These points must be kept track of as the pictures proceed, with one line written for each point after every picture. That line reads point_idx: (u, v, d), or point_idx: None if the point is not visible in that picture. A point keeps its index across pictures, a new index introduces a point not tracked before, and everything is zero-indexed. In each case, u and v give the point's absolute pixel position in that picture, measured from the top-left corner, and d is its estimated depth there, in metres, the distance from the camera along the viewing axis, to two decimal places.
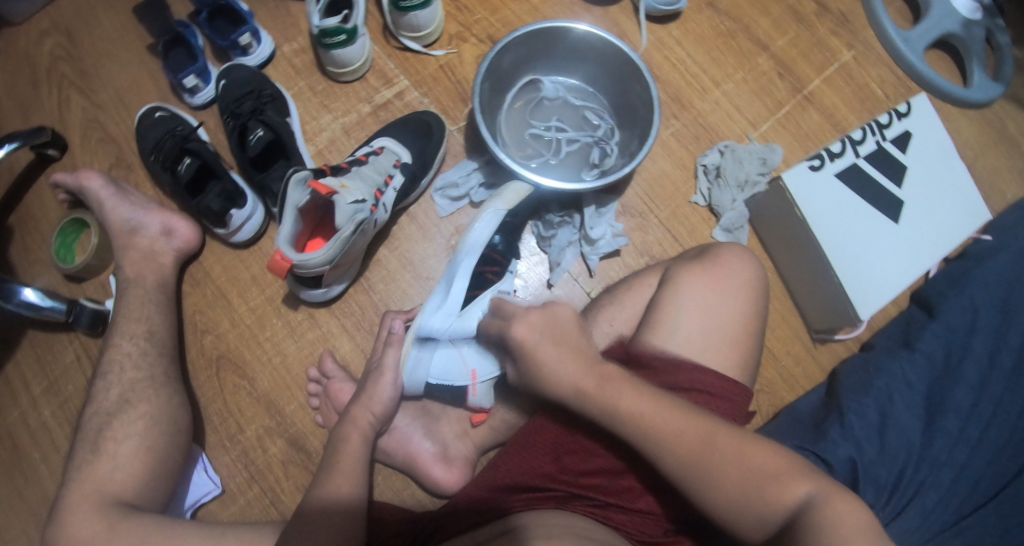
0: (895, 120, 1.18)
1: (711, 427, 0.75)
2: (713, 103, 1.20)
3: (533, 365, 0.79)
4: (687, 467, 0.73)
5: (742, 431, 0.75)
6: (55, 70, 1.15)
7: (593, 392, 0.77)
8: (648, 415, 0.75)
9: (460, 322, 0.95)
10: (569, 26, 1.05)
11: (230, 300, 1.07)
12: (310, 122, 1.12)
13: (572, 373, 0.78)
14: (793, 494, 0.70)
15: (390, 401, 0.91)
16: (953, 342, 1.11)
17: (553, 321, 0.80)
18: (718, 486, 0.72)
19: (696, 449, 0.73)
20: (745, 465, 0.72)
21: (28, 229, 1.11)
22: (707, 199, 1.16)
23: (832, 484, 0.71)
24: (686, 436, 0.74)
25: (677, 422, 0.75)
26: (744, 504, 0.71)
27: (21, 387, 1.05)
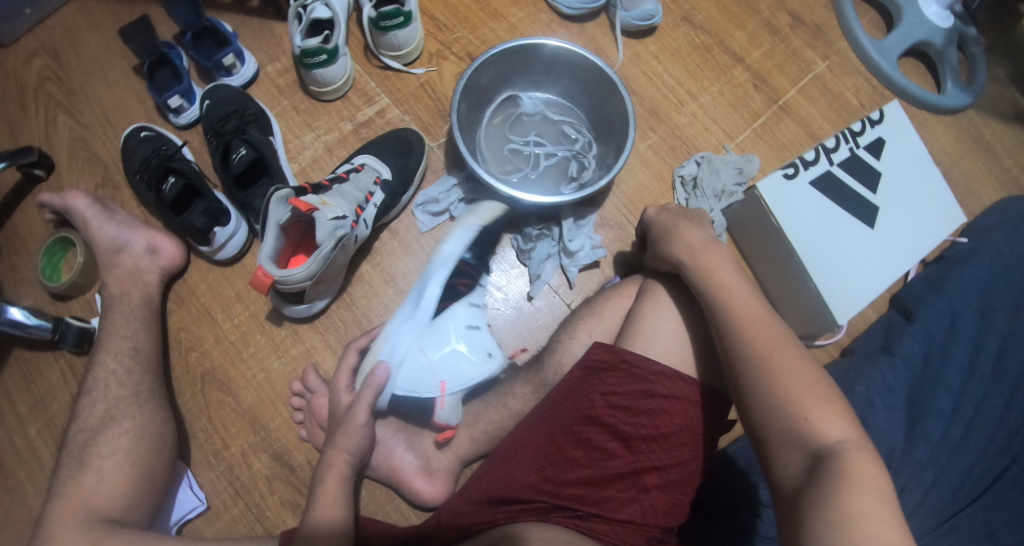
0: (868, 127, 1.20)
1: (779, 335, 0.81)
2: (690, 115, 1.22)
3: (668, 232, 0.97)
4: (755, 359, 0.80)
5: (811, 359, 0.80)
6: (42, 92, 1.16)
7: (705, 258, 0.91)
8: (761, 327, 0.82)
9: (429, 333, 1.02)
10: (543, 41, 1.07)
11: (215, 317, 1.08)
12: (293, 140, 1.13)
13: (685, 239, 0.95)
14: (831, 432, 0.74)
15: (364, 439, 0.91)
16: (932, 346, 1.12)
17: (699, 215, 0.99)
18: (777, 383, 0.78)
19: (767, 348, 0.80)
20: (802, 378, 0.78)
21: (14, 250, 1.12)
22: (685, 210, 1.18)
23: (863, 438, 0.74)
24: (763, 336, 0.81)
25: (756, 313, 0.84)
26: (783, 415, 0.76)
27: (7, 406, 1.06)
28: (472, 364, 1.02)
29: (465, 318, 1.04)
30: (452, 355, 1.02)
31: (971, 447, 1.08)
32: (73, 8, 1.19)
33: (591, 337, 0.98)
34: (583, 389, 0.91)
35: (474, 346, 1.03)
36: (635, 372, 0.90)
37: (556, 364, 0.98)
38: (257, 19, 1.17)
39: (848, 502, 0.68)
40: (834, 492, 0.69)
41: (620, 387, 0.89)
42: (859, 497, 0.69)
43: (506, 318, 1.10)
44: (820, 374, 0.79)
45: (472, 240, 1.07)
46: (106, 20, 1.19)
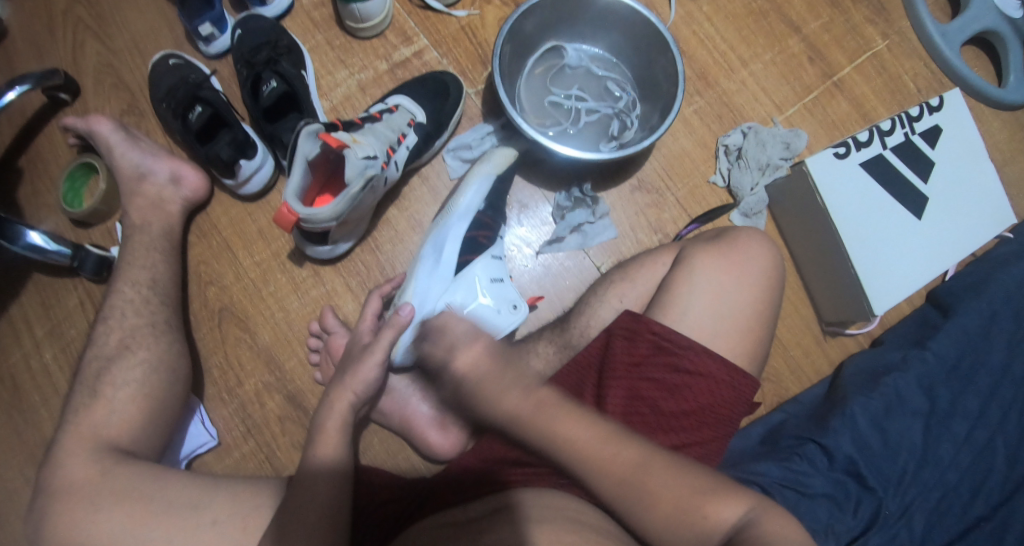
0: (925, 113, 1.14)
1: (643, 457, 0.75)
2: (740, 83, 1.17)
3: (474, 394, 0.75)
4: (624, 492, 0.74)
5: (673, 457, 0.76)
6: (71, 13, 1.12)
7: (534, 418, 0.75)
8: (593, 450, 0.75)
9: (453, 288, 0.94)
10: None
11: (236, 252, 1.05)
12: (326, 76, 1.09)
13: (503, 396, 0.74)
14: (724, 517, 0.72)
15: (375, 378, 0.86)
16: (967, 344, 1.08)
17: (495, 355, 0.75)
18: (653, 506, 0.73)
19: (628, 476, 0.74)
20: (676, 486, 0.74)
21: (37, 172, 1.10)
22: (726, 180, 1.13)
23: (756, 500, 0.74)
24: (618, 465, 0.74)
25: (602, 450, 0.75)
26: (678, 529, 0.72)
27: (25, 329, 1.05)
28: (500, 316, 0.94)
29: (488, 272, 0.96)
30: (478, 309, 0.93)
31: (993, 452, 1.04)
32: None
33: (622, 303, 0.96)
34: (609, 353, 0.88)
35: (499, 298, 0.95)
36: (662, 343, 0.87)
37: (583, 326, 0.97)
38: None
39: None
40: None
41: (645, 358, 0.87)
42: None
43: (532, 275, 1.07)
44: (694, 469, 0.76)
45: (490, 190, 1.00)
46: None
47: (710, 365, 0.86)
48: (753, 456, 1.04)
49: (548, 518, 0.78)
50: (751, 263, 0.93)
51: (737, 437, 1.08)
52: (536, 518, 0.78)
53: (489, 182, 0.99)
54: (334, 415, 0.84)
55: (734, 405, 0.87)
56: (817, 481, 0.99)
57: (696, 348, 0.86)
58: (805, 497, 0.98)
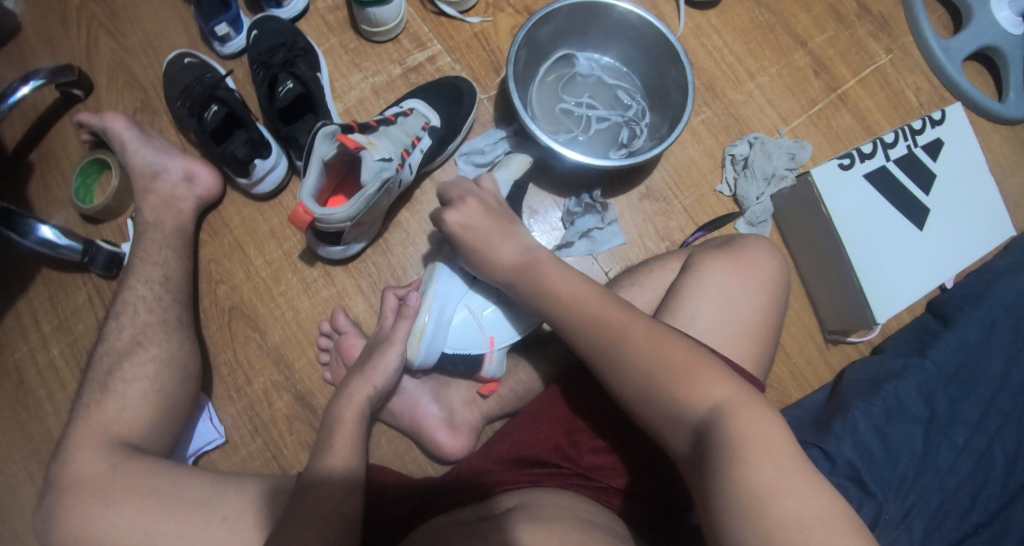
0: (928, 126, 1.15)
1: (627, 318, 0.78)
2: (747, 94, 1.19)
3: (473, 240, 0.86)
4: (602, 350, 0.78)
5: (656, 325, 0.77)
6: (85, 11, 1.13)
7: (517, 280, 0.85)
8: (575, 300, 0.81)
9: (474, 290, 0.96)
10: (616, 3, 1.05)
11: (247, 252, 1.06)
12: (340, 80, 1.10)
13: (498, 250, 0.86)
14: (702, 394, 0.70)
15: (394, 372, 0.87)
16: (967, 354, 1.09)
17: (497, 209, 0.87)
18: (633, 361, 0.75)
19: (609, 328, 0.78)
20: (655, 352, 0.74)
21: (47, 168, 1.09)
22: (733, 189, 1.14)
23: (748, 392, 0.70)
24: (601, 320, 0.79)
25: (596, 312, 0.79)
26: (653, 393, 0.73)
27: (33, 324, 1.05)
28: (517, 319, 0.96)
29: None
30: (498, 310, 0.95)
31: (991, 459, 1.06)
32: None
33: (632, 308, 0.96)
34: None
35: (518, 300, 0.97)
36: None
37: None
38: None
39: (749, 477, 0.64)
40: (732, 457, 0.66)
41: None
42: (752, 450, 0.65)
43: None
44: (687, 344, 0.75)
45: (508, 195, 1.00)
46: None
47: None
48: None
49: (558, 518, 0.78)
50: (757, 272, 0.95)
51: None
52: (547, 517, 0.79)
53: (507, 187, 1.00)
54: (352, 406, 0.84)
55: None
56: None
57: None
58: None
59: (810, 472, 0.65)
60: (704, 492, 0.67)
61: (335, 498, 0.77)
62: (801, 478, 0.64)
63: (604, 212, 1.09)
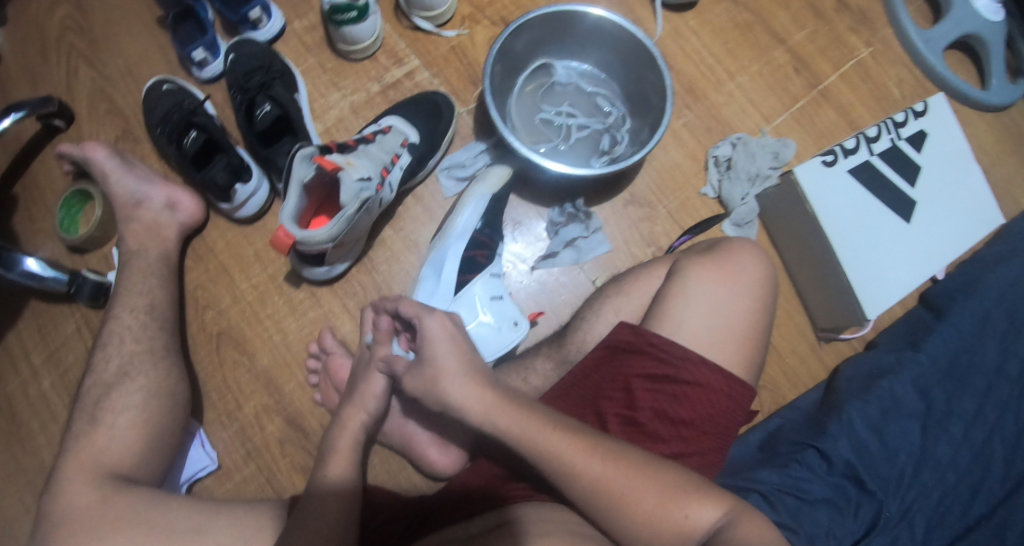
0: (910, 118, 1.14)
1: (616, 458, 0.74)
2: (727, 95, 1.18)
3: (434, 381, 0.79)
4: (598, 495, 0.73)
5: (647, 460, 0.75)
6: (65, 41, 1.14)
7: (506, 420, 0.76)
8: (562, 448, 0.74)
9: (456, 306, 0.97)
10: (587, 11, 1.05)
11: (233, 276, 1.06)
12: (319, 100, 1.10)
13: (460, 385, 0.78)
14: (702, 518, 0.71)
15: (384, 395, 0.86)
16: (961, 346, 1.08)
17: (458, 333, 0.82)
18: (632, 513, 0.72)
19: (588, 477, 0.73)
20: (653, 489, 0.72)
21: (32, 199, 1.09)
22: (717, 192, 1.14)
23: (733, 499, 0.73)
24: (596, 468, 0.73)
25: (576, 446, 0.74)
26: (657, 529, 0.71)
27: (23, 356, 1.05)
28: (501, 334, 0.98)
29: (487, 289, 0.99)
30: (480, 327, 0.97)
31: (991, 451, 1.05)
32: None
33: (618, 317, 0.96)
34: (609, 368, 0.89)
35: (500, 315, 0.98)
36: (660, 356, 0.87)
37: (580, 342, 0.97)
38: None
39: None
40: None
41: (643, 370, 0.87)
42: None
43: (525, 291, 1.08)
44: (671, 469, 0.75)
45: (487, 209, 1.01)
46: None
47: (707, 375, 0.87)
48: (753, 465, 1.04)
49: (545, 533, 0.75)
50: (743, 275, 0.94)
51: (734, 447, 1.08)
52: (534, 532, 0.76)
53: (484, 202, 1.00)
54: (345, 434, 0.84)
55: (731, 416, 0.87)
56: (816, 486, 0.99)
57: (692, 359, 0.87)
58: (805, 502, 0.97)
59: None
60: None
61: (325, 523, 0.77)
62: None
63: (588, 221, 1.09)
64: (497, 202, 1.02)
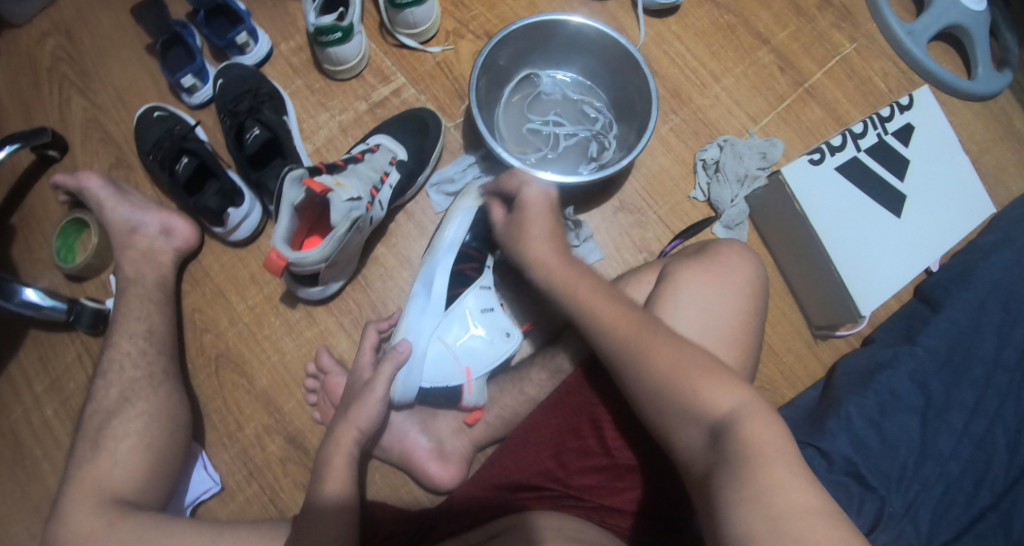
0: (896, 113, 1.13)
1: (647, 323, 0.78)
2: (713, 97, 1.19)
3: (520, 233, 0.85)
4: (625, 348, 0.76)
5: (676, 335, 0.77)
6: (56, 72, 1.15)
7: (552, 266, 0.83)
8: (598, 302, 0.80)
9: (446, 321, 0.96)
10: (567, 19, 1.06)
11: (229, 298, 1.07)
12: (308, 120, 1.11)
13: (540, 241, 0.84)
14: (720, 401, 0.69)
15: (378, 414, 0.86)
16: (957, 337, 1.07)
17: (553, 202, 0.86)
18: (651, 367, 0.74)
19: (627, 335, 0.77)
20: (673, 351, 0.74)
21: (29, 229, 1.10)
22: (706, 195, 1.15)
23: (761, 401, 0.69)
24: (623, 324, 0.78)
25: (615, 310, 0.79)
26: (669, 390, 0.72)
27: (25, 386, 1.06)
28: (493, 347, 0.96)
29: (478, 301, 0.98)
30: (472, 341, 0.96)
31: (993, 441, 1.04)
32: None
33: None
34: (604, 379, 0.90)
35: (492, 328, 0.97)
36: None
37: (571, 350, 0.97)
38: None
39: (758, 472, 0.62)
40: (746, 461, 0.63)
41: None
42: (768, 464, 0.62)
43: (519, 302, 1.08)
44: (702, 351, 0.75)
45: (475, 222, 0.99)
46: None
47: None
48: None
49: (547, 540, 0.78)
50: (734, 278, 0.95)
51: None
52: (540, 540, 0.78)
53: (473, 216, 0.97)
54: (340, 450, 0.84)
55: None
56: None
57: None
58: None
59: (807, 470, 0.63)
60: (713, 495, 0.64)
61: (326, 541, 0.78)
62: (802, 475, 0.62)
63: (579, 229, 1.08)
64: (485, 214, 0.98)
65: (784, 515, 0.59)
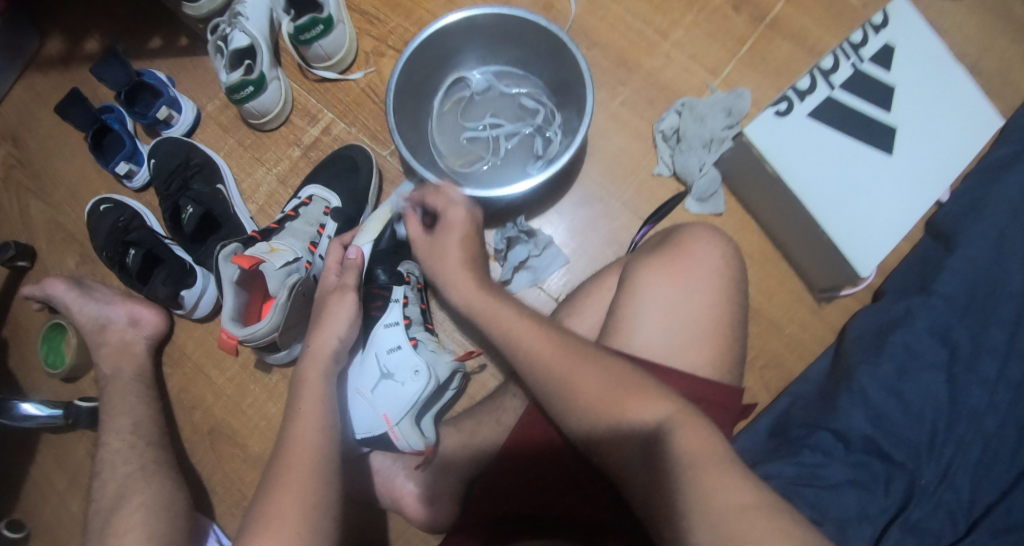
0: (871, 35, 0.99)
1: (566, 343, 0.74)
2: (663, 57, 1.08)
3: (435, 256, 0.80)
4: (549, 377, 0.73)
5: (599, 351, 0.74)
6: (11, 180, 1.15)
7: (476, 299, 0.77)
8: (528, 340, 0.74)
9: (360, 374, 0.90)
10: (476, 13, 0.97)
11: (209, 373, 1.08)
12: (246, 179, 1.09)
13: (455, 269, 0.78)
14: (647, 414, 0.68)
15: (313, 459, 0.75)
16: (981, 276, 0.95)
17: (474, 226, 0.81)
18: (575, 395, 0.71)
19: (550, 360, 0.73)
20: (599, 377, 0.72)
21: (19, 339, 1.13)
22: (671, 168, 1.05)
23: (687, 405, 0.69)
24: (541, 343, 0.74)
25: (535, 332, 0.75)
26: (599, 417, 0.70)
27: (48, 487, 1.11)
28: (405, 386, 0.87)
29: (385, 343, 0.92)
30: (385, 386, 0.88)
31: None
32: (21, 90, 1.16)
33: None
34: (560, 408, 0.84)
35: (400, 367, 0.89)
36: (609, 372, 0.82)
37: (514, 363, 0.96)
38: (190, 58, 1.13)
39: (697, 483, 0.62)
40: (681, 480, 0.63)
41: None
42: (707, 476, 0.62)
43: None
44: (623, 365, 0.73)
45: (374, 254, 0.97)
46: (51, 93, 1.16)
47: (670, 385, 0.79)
48: (762, 457, 0.92)
49: None
50: (698, 270, 0.86)
51: (742, 438, 0.97)
52: None
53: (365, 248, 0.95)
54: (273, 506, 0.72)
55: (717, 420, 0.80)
56: (837, 470, 0.87)
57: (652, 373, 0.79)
58: (826, 491, 0.85)
59: (744, 470, 0.64)
60: (666, 508, 0.64)
61: None
62: (735, 477, 0.63)
63: (535, 238, 1.03)
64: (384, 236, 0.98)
65: (725, 523, 0.60)
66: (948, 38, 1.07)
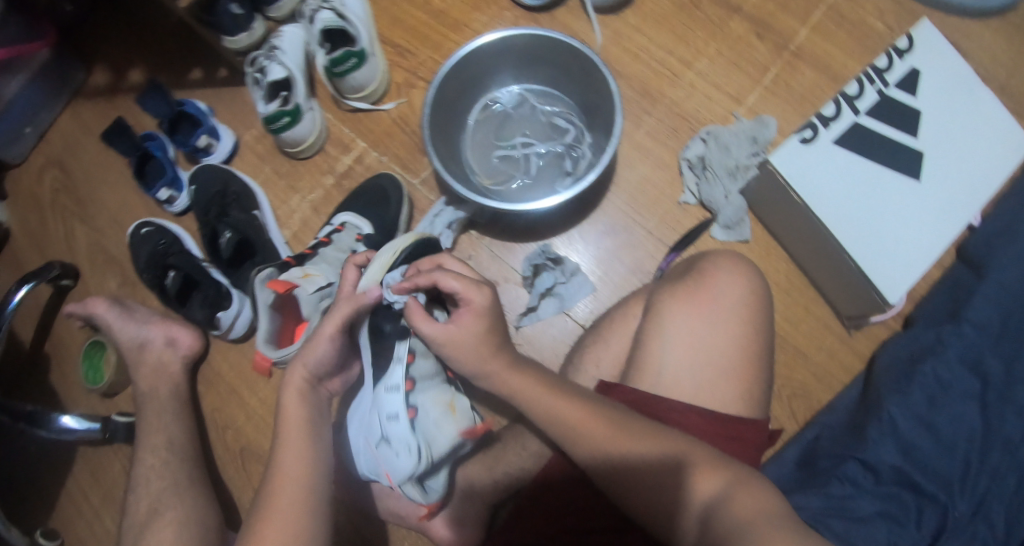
0: (896, 60, 1.00)
1: (597, 410, 0.75)
2: (688, 86, 1.09)
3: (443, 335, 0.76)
4: (594, 451, 0.73)
5: (645, 421, 0.74)
6: (57, 204, 1.20)
7: (507, 377, 0.78)
8: (567, 414, 0.75)
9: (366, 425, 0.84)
10: (510, 34, 0.99)
11: (241, 394, 1.12)
12: (281, 207, 1.13)
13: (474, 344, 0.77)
14: (702, 488, 0.68)
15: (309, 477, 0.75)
16: (1013, 303, 0.94)
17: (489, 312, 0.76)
18: (624, 467, 0.72)
19: (587, 434, 0.74)
20: (645, 447, 0.72)
21: (61, 358, 1.18)
22: (697, 196, 1.06)
23: (736, 471, 0.69)
24: (575, 412, 0.75)
25: (571, 408, 0.75)
26: (648, 488, 0.71)
27: (84, 502, 1.14)
28: (398, 458, 0.78)
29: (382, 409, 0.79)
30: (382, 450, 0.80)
31: None
32: (68, 118, 1.21)
33: (600, 369, 0.91)
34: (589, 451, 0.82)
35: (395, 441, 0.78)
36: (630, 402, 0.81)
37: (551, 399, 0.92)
38: (227, 88, 1.18)
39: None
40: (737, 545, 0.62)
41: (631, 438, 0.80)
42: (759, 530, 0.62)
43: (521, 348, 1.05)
44: (665, 433, 0.73)
45: None
46: (96, 121, 1.21)
47: (698, 421, 0.79)
48: (790, 487, 0.91)
49: None
50: (725, 303, 0.87)
51: (768, 467, 0.96)
52: None
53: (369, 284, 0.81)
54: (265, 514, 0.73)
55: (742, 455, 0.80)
56: (867, 501, 0.86)
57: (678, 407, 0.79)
58: (858, 523, 0.84)
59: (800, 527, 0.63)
60: None
61: None
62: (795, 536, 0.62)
63: (563, 264, 1.05)
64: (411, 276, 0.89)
65: None
66: (973, 63, 1.08)
